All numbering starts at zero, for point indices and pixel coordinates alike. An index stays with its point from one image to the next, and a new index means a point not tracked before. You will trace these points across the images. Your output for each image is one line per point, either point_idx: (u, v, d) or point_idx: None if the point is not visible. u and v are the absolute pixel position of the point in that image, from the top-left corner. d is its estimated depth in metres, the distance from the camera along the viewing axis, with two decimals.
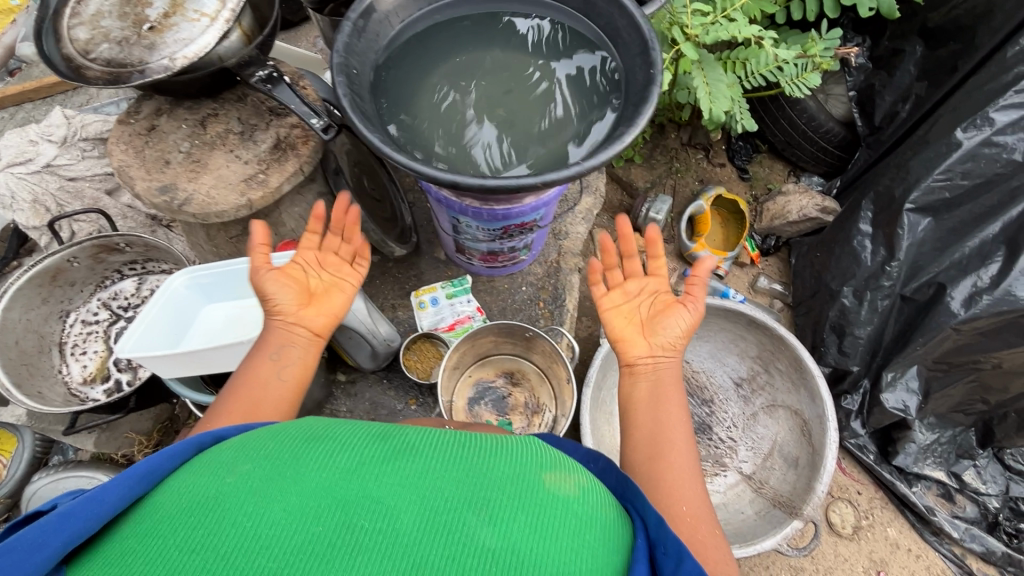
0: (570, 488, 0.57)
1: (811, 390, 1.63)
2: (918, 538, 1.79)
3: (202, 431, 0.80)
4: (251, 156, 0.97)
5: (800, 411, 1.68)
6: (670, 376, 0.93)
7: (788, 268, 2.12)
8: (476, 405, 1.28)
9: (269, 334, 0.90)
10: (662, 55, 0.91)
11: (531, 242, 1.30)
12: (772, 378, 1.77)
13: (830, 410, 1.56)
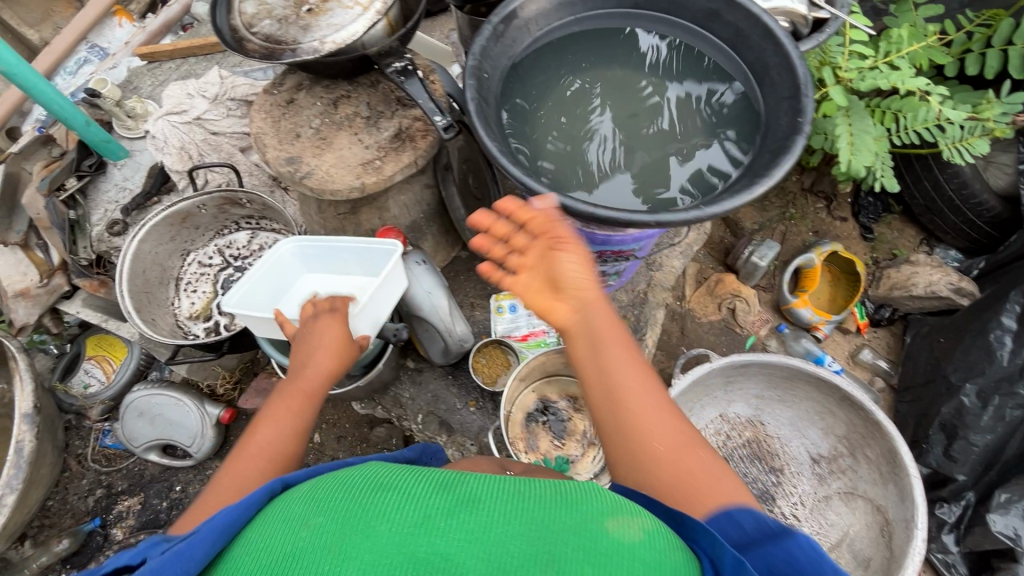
0: (635, 533, 0.54)
1: (902, 488, 1.45)
2: None
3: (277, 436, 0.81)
4: (372, 141, 1.00)
5: (883, 507, 1.50)
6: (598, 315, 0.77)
7: (899, 346, 1.90)
8: (534, 422, 1.25)
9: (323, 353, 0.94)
10: (814, 104, 0.84)
11: (622, 270, 1.26)
12: (856, 465, 1.60)
13: (921, 517, 1.37)
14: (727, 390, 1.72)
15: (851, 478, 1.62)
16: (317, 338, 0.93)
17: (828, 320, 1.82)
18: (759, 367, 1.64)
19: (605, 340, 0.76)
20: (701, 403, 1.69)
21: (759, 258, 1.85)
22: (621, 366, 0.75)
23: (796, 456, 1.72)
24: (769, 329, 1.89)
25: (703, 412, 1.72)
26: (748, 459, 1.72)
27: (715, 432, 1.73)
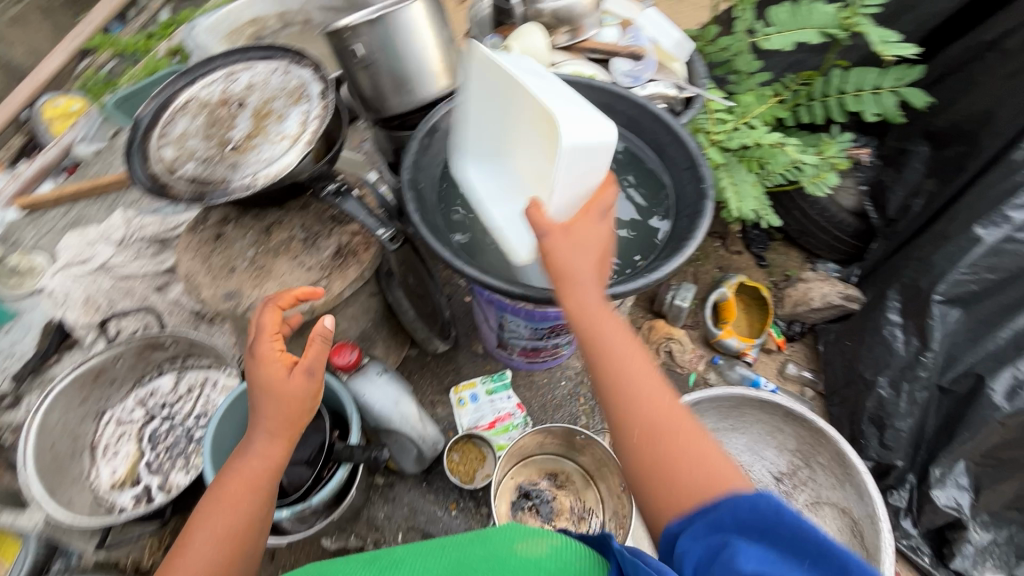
0: (541, 548, 0.73)
1: (856, 486, 1.57)
2: None
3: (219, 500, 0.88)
4: (314, 263, 1.01)
5: (847, 508, 1.61)
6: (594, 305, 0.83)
7: (816, 355, 2.11)
8: (520, 510, 1.23)
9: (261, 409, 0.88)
10: (710, 170, 0.99)
11: (572, 338, 1.31)
12: (814, 473, 1.72)
13: (880, 510, 1.48)
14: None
15: (813, 487, 1.72)
16: (263, 411, 0.88)
17: (752, 344, 2.00)
18: (709, 402, 1.74)
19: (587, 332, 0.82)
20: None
21: (681, 300, 2.00)
22: (616, 359, 0.81)
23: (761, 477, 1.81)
24: (705, 362, 2.04)
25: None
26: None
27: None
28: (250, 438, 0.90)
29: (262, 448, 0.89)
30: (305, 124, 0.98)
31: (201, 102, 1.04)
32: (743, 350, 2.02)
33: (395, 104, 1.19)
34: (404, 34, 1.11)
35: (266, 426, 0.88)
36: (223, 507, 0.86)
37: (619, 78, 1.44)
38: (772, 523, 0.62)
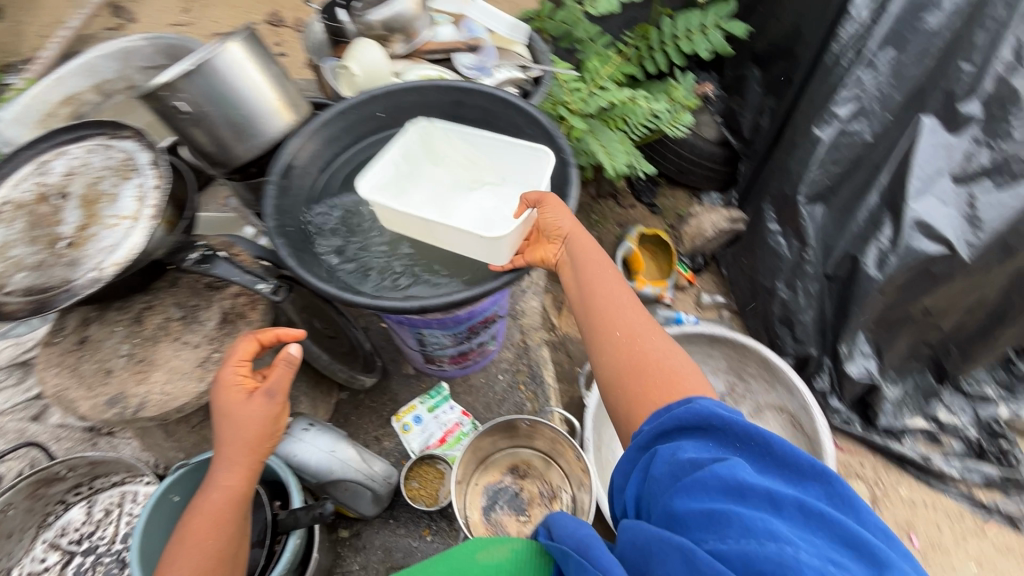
0: (499, 557, 0.75)
1: (787, 383, 1.75)
2: (926, 487, 1.91)
3: (178, 547, 0.82)
4: (199, 337, 0.94)
5: (785, 405, 1.78)
6: (584, 259, 0.97)
7: (722, 279, 2.28)
8: (493, 513, 1.23)
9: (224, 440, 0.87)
10: (567, 142, 1.03)
11: (495, 332, 1.32)
12: (750, 384, 1.87)
13: (808, 397, 1.68)
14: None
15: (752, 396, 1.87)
16: (230, 436, 0.86)
17: (666, 286, 2.12)
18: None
19: (587, 258, 0.96)
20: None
21: None
22: (598, 302, 0.93)
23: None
24: None
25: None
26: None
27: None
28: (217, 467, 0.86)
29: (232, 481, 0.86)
30: (141, 198, 0.90)
31: (16, 202, 0.92)
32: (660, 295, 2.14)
33: (242, 152, 1.13)
34: (229, 78, 1.05)
35: (237, 455, 0.86)
36: (190, 547, 0.82)
37: (465, 71, 1.45)
38: (711, 420, 0.68)
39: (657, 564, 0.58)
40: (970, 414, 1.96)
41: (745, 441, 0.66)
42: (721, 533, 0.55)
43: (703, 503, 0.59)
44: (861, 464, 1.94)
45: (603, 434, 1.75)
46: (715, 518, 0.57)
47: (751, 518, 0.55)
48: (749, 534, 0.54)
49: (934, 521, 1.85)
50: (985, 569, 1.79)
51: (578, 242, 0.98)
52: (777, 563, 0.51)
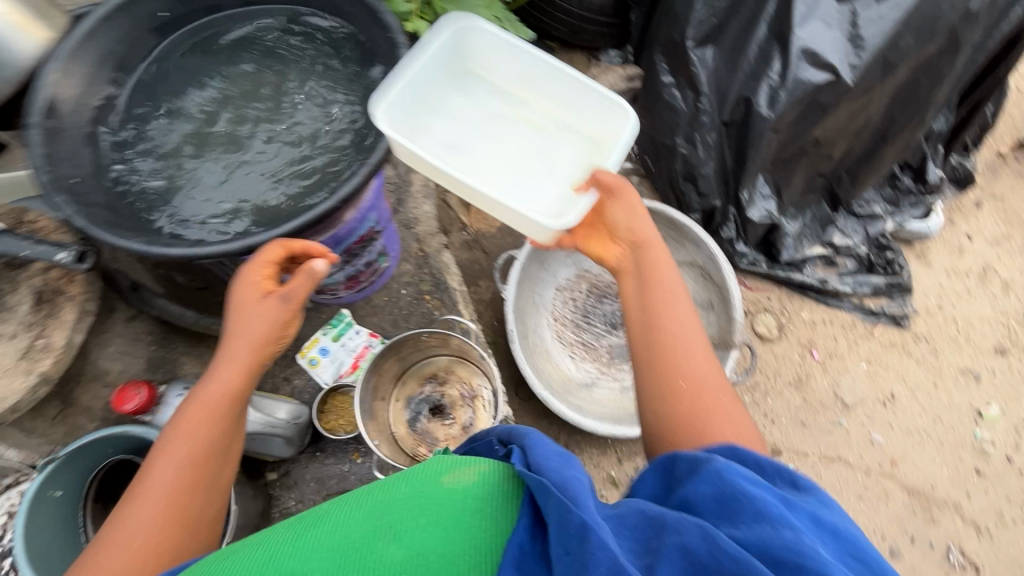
0: (468, 477, 0.83)
1: (694, 238, 1.81)
2: (825, 307, 2.10)
3: (176, 429, 0.99)
4: (15, 329, 1.19)
5: (694, 260, 1.86)
6: (652, 262, 1.16)
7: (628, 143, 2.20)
8: (417, 424, 1.24)
9: (233, 340, 1.05)
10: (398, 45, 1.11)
11: (384, 247, 1.23)
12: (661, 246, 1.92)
13: (716, 248, 1.76)
14: (547, 269, 1.90)
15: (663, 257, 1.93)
16: (237, 339, 1.05)
17: None
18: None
19: (656, 275, 1.15)
20: (536, 292, 1.87)
21: None
22: (668, 324, 1.09)
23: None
24: None
25: (544, 296, 1.91)
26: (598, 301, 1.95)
27: (563, 302, 1.94)
28: (220, 365, 1.05)
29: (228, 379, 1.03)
30: None
31: None
32: None
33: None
34: None
35: (237, 358, 1.04)
36: (184, 433, 0.99)
37: None
38: (743, 452, 0.80)
39: (675, 534, 0.66)
40: (860, 233, 2.13)
41: (756, 460, 0.78)
42: (733, 519, 0.67)
43: (719, 488, 0.71)
44: (768, 298, 2.09)
45: (525, 323, 1.79)
46: (727, 505, 0.69)
47: (764, 505, 0.67)
48: (760, 519, 0.66)
49: (832, 334, 2.07)
50: (873, 365, 2.05)
51: (647, 235, 1.18)
52: (793, 550, 0.62)
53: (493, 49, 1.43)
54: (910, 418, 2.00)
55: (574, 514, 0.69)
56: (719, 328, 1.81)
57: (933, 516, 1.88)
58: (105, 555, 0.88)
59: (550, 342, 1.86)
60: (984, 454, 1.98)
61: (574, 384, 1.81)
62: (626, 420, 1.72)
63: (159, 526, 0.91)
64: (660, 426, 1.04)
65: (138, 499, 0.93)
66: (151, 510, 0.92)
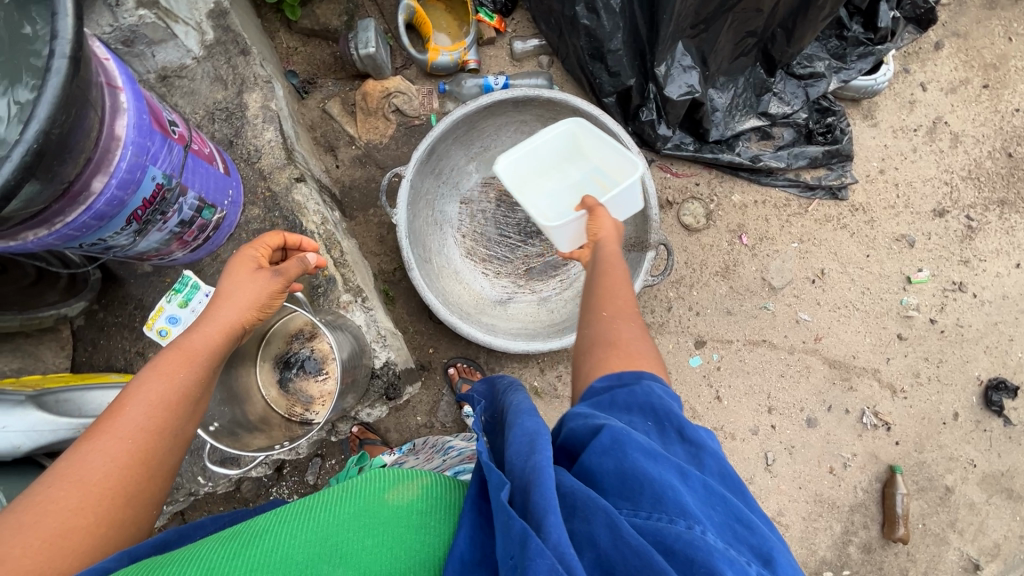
0: (412, 492, 0.67)
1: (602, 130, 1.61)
2: (758, 186, 1.95)
3: (140, 381, 0.83)
4: None
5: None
6: (608, 251, 1.16)
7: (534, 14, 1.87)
8: (289, 383, 1.18)
9: (234, 292, 0.97)
10: None
11: (204, 195, 1.05)
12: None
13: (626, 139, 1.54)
14: (445, 181, 1.72)
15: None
16: (229, 301, 0.96)
17: (464, 47, 1.75)
18: (441, 142, 1.59)
19: (607, 256, 1.14)
20: (437, 209, 1.72)
21: (364, 47, 1.64)
22: (605, 282, 1.06)
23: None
24: (435, 97, 1.82)
25: (448, 212, 1.77)
26: (508, 210, 1.81)
27: (471, 216, 1.80)
28: (207, 317, 0.95)
29: (220, 333, 0.94)
30: None
31: None
32: (461, 60, 1.77)
33: None
34: None
35: (229, 317, 0.95)
36: (163, 372, 0.85)
37: None
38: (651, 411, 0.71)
39: (581, 523, 0.57)
40: (800, 99, 1.86)
41: (649, 406, 0.72)
42: (635, 502, 0.59)
43: (621, 465, 0.61)
44: (696, 184, 1.93)
45: (426, 245, 1.66)
46: (631, 484, 0.60)
47: (664, 486, 0.59)
48: (659, 506, 0.58)
49: (764, 216, 1.94)
50: (805, 243, 1.96)
51: (610, 246, 1.17)
52: (687, 542, 0.55)
53: (601, 146, 1.55)
54: (839, 293, 1.96)
55: (514, 519, 0.55)
56: (635, 228, 1.67)
57: (851, 384, 1.94)
58: (56, 487, 0.70)
59: (460, 261, 1.76)
60: (908, 320, 1.98)
61: (488, 303, 1.73)
62: (542, 332, 1.64)
63: (122, 471, 0.76)
64: (577, 353, 0.95)
65: (102, 431, 0.78)
66: (118, 446, 0.77)
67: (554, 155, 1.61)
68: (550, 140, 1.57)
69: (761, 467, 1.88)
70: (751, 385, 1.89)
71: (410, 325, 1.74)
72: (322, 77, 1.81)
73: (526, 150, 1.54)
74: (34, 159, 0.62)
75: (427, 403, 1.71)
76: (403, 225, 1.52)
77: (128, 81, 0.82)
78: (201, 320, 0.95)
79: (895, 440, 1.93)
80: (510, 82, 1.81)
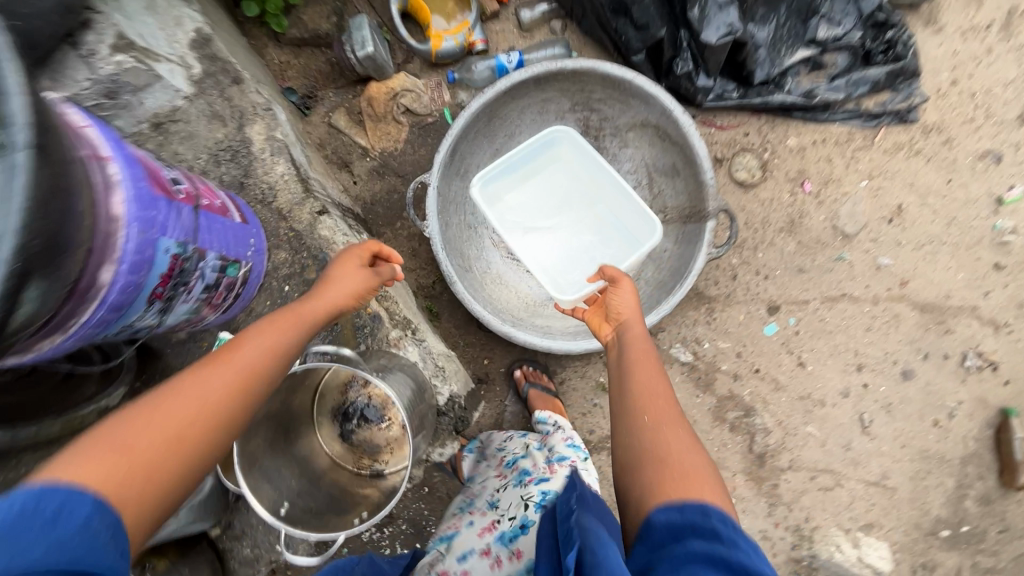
0: None
1: (637, 95, 1.46)
2: (816, 124, 1.74)
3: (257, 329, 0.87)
4: None
5: (645, 120, 1.53)
6: (637, 328, 1.07)
7: None
8: (351, 435, 1.10)
9: (340, 275, 1.00)
10: None
11: (226, 253, 0.94)
12: (604, 109, 1.58)
13: (666, 101, 1.40)
14: None
15: (610, 120, 1.60)
16: (335, 283, 0.98)
17: (468, 27, 1.59)
18: (464, 138, 1.45)
19: (635, 334, 1.05)
20: (469, 211, 1.58)
21: (362, 48, 1.51)
22: (636, 368, 0.97)
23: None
24: (444, 88, 1.66)
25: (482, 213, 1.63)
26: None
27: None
28: (318, 289, 0.97)
29: (326, 310, 0.95)
30: None
31: None
32: (467, 42, 1.61)
33: None
34: None
35: (333, 297, 0.96)
36: (271, 330, 0.87)
37: None
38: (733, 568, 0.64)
39: None
40: (852, 16, 1.63)
41: (724, 561, 0.65)
42: None
43: None
44: (746, 134, 1.73)
45: (465, 253, 1.54)
46: None
47: None
48: None
49: (826, 157, 1.74)
50: (876, 178, 1.76)
51: (634, 320, 1.08)
52: None
53: (593, 169, 1.52)
54: (921, 228, 1.76)
55: None
56: (689, 197, 1.51)
57: (948, 326, 1.75)
58: (158, 402, 0.73)
59: (502, 263, 1.61)
60: (1004, 246, 1.76)
61: (540, 302, 1.60)
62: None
63: (216, 415, 0.76)
64: (620, 466, 0.86)
65: (217, 362, 0.80)
66: (225, 382, 0.78)
67: (547, 182, 1.58)
68: (538, 169, 1.55)
69: (856, 430, 1.73)
70: (835, 345, 1.72)
71: (460, 339, 1.64)
72: (322, 88, 1.68)
73: (511, 180, 1.52)
74: (18, 278, 0.52)
75: (491, 416, 1.63)
76: (439, 239, 1.40)
77: (115, 147, 0.70)
78: (312, 290, 0.97)
79: (1005, 380, 1.75)
80: (524, 57, 1.64)
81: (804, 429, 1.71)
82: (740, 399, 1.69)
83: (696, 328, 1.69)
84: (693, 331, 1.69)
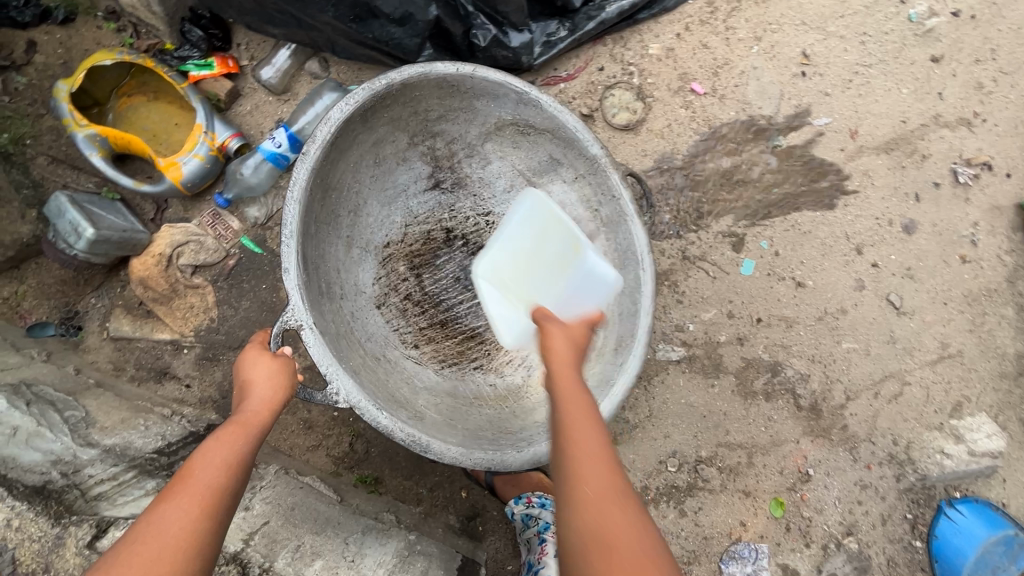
0: None
1: (483, 92, 1.13)
2: (669, 13, 1.40)
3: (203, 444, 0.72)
4: None
5: (497, 120, 1.19)
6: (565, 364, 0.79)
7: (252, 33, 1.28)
8: None
9: (261, 367, 0.84)
10: None
11: None
12: (446, 128, 1.21)
13: (517, 83, 1.07)
14: (343, 291, 1.12)
15: (457, 139, 1.24)
16: (262, 384, 0.82)
17: (203, 130, 1.17)
18: (306, 235, 1.01)
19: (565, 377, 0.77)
20: (362, 336, 1.12)
21: (78, 234, 1.09)
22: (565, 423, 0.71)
23: (425, 205, 1.27)
24: (225, 217, 1.25)
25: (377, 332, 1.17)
26: (431, 273, 1.25)
27: (403, 313, 1.22)
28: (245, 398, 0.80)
29: (272, 393, 0.82)
30: None
31: None
32: (216, 148, 1.19)
33: None
34: None
35: (267, 396, 0.81)
36: (217, 444, 0.72)
37: None
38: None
39: None
40: None
41: None
42: None
43: None
44: (601, 69, 1.38)
45: (393, 391, 1.07)
46: None
47: None
48: None
49: (699, 44, 1.40)
50: (764, 38, 1.43)
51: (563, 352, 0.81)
52: None
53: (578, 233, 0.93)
54: (839, 63, 1.45)
55: None
56: (585, 180, 1.16)
57: (922, 152, 1.44)
58: (151, 528, 0.61)
59: (444, 378, 1.17)
60: (929, 34, 1.46)
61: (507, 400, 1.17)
62: (609, 365, 1.09)
63: (209, 532, 0.63)
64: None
65: (177, 490, 0.65)
66: (193, 505, 0.64)
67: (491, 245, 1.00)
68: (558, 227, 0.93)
69: (892, 317, 1.43)
70: (824, 241, 1.42)
71: (422, 486, 1.27)
72: (80, 299, 1.24)
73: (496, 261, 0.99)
74: None
75: (508, 548, 1.28)
76: (364, 399, 0.95)
77: None
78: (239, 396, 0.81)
79: (1006, 173, 1.44)
80: (292, 129, 1.21)
81: (841, 349, 1.41)
82: (759, 361, 1.38)
83: (671, 315, 1.39)
84: (668, 320, 1.39)
